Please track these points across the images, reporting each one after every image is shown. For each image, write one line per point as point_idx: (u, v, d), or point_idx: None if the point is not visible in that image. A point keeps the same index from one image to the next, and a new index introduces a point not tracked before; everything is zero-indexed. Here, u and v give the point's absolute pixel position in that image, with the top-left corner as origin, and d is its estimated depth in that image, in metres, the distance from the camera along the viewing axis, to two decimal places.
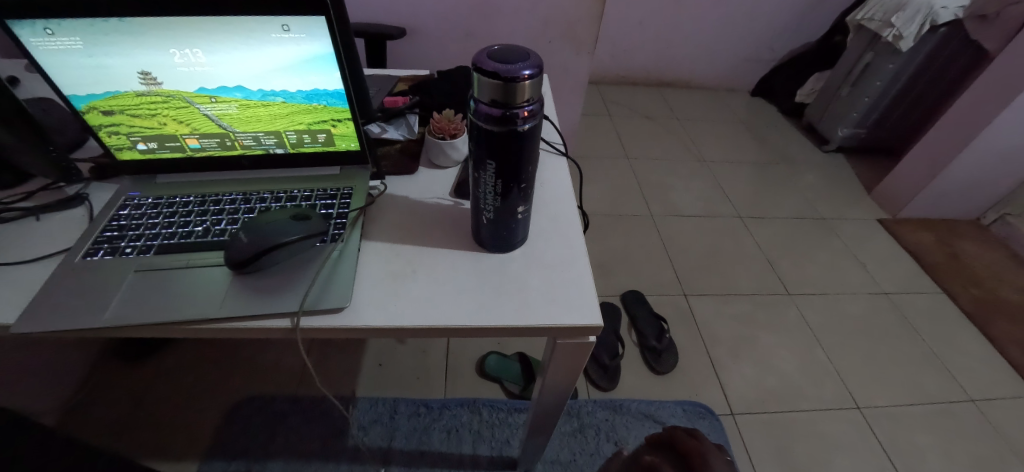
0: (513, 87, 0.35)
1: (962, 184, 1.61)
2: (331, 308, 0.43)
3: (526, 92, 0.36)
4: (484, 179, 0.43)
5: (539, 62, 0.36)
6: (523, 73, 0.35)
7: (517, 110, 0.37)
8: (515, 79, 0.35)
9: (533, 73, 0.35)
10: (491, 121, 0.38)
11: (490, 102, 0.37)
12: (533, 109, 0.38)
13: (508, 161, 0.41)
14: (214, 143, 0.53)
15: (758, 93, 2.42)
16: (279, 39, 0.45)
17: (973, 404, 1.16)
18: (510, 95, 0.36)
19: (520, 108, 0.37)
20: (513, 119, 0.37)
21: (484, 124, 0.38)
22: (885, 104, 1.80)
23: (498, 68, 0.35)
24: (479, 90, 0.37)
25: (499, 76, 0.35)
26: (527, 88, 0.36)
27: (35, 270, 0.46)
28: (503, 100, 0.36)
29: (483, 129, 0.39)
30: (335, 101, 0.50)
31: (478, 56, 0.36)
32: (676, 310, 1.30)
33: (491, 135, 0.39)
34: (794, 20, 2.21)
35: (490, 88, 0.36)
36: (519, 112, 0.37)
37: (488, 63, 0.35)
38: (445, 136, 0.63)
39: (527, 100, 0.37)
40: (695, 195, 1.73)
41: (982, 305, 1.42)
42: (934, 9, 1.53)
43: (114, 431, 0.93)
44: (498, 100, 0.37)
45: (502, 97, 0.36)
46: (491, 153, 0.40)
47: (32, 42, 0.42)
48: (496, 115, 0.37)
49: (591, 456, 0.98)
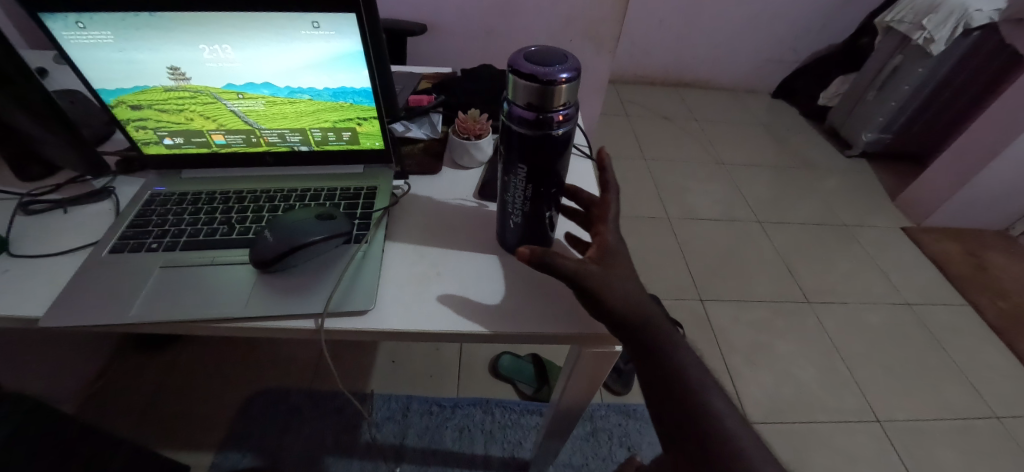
0: (551, 90, 0.34)
1: (992, 193, 1.56)
2: (356, 310, 0.42)
3: (564, 95, 0.35)
4: (514, 185, 0.43)
5: (577, 65, 0.34)
6: (561, 76, 0.33)
7: (553, 112, 0.36)
8: (552, 81, 0.33)
9: (572, 76, 0.34)
10: (527, 125, 0.37)
11: (525, 105, 0.36)
12: (570, 111, 0.37)
13: (541, 167, 0.40)
14: (240, 140, 0.53)
15: (779, 95, 2.37)
16: (308, 36, 0.44)
17: (998, 421, 1.13)
18: (547, 99, 0.35)
19: (556, 110, 0.36)
20: (550, 123, 0.36)
21: (519, 127, 0.37)
22: (912, 109, 1.75)
23: (535, 71, 0.33)
24: (514, 92, 0.36)
25: (537, 78, 0.33)
26: (565, 92, 0.35)
27: (61, 263, 0.46)
28: (541, 103, 0.35)
29: (518, 133, 0.38)
30: (362, 99, 0.50)
31: (513, 57, 0.35)
32: (692, 315, 1.28)
33: (525, 141, 0.38)
34: (820, 20, 2.16)
35: (526, 90, 0.34)
36: (555, 116, 0.36)
37: (524, 64, 0.33)
38: (470, 136, 0.61)
39: (564, 103, 0.36)
40: (713, 197, 1.70)
41: (1009, 319, 1.37)
42: (969, 12, 1.48)
43: (132, 419, 0.94)
44: (534, 103, 0.35)
45: (539, 100, 0.35)
46: (525, 159, 0.39)
47: (64, 35, 0.42)
48: (532, 118, 0.36)
49: (603, 461, 0.97)
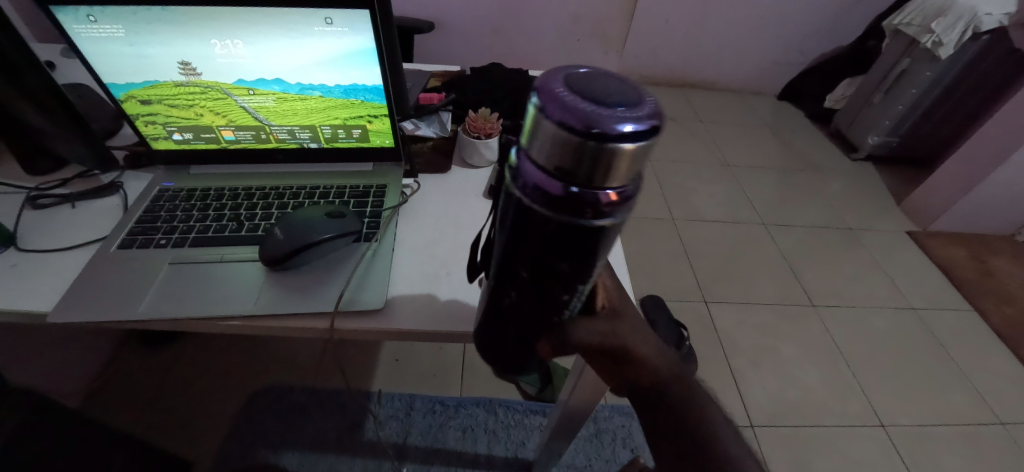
0: (605, 150, 0.14)
1: (999, 198, 1.55)
2: (366, 308, 0.42)
3: (631, 162, 0.15)
4: (505, 302, 0.23)
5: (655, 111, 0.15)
6: (626, 128, 0.14)
7: (601, 193, 0.16)
8: (609, 138, 0.14)
9: (645, 131, 0.14)
10: (543, 210, 0.17)
11: (545, 186, 0.16)
12: (631, 189, 0.17)
13: (557, 282, 0.20)
14: (249, 136, 0.52)
15: (785, 97, 2.36)
16: (321, 32, 0.44)
17: (1003, 427, 1.12)
18: (594, 172, 0.15)
19: (609, 187, 0.16)
20: (590, 214, 0.16)
21: (527, 212, 0.17)
22: (919, 113, 1.75)
23: (576, 110, 0.14)
24: (529, 149, 0.16)
25: (582, 132, 0.14)
26: (634, 160, 0.15)
27: (70, 258, 0.46)
28: (577, 177, 0.15)
29: (526, 223, 0.18)
30: (374, 97, 0.49)
31: (538, 81, 0.15)
32: (696, 317, 1.28)
33: (538, 240, 0.18)
34: (827, 22, 2.15)
35: (549, 146, 0.15)
36: (607, 200, 0.16)
37: (552, 92, 0.14)
38: (480, 135, 0.61)
39: (625, 177, 0.16)
40: (718, 199, 1.70)
41: (1014, 325, 1.37)
42: (979, 16, 1.47)
43: (135, 414, 0.94)
44: (564, 174, 0.16)
45: (577, 167, 0.15)
46: (526, 264, 0.19)
47: (76, 28, 0.42)
48: (556, 202, 0.16)
49: (607, 462, 0.96)
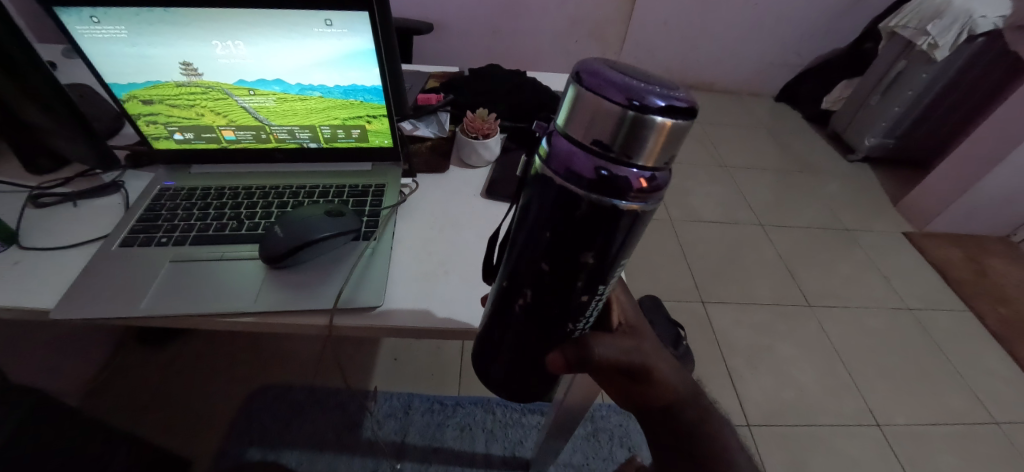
0: (638, 127, 0.18)
1: (994, 199, 1.56)
2: (364, 306, 0.43)
3: (658, 145, 0.19)
4: (525, 276, 0.25)
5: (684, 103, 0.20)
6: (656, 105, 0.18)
7: (630, 169, 0.20)
8: (644, 116, 0.18)
9: (674, 112, 0.19)
10: (578, 180, 0.20)
11: (579, 159, 0.20)
12: (657, 178, 0.20)
13: (578, 255, 0.22)
14: (250, 136, 0.53)
15: (783, 99, 2.37)
16: (321, 33, 0.45)
17: (997, 426, 1.13)
18: (625, 142, 0.19)
19: (637, 166, 0.20)
20: (619, 188, 0.20)
21: (562, 182, 0.21)
22: (915, 114, 1.76)
23: (622, 94, 0.19)
24: (569, 125, 0.20)
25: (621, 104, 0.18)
26: (660, 145, 0.19)
27: (72, 256, 0.46)
28: (613, 150, 0.19)
29: (559, 193, 0.21)
30: (373, 97, 0.50)
31: (588, 66, 0.20)
32: (693, 317, 1.29)
33: (568, 209, 0.21)
34: (824, 24, 2.16)
35: (596, 121, 0.19)
36: (633, 177, 0.20)
37: (604, 78, 0.19)
38: (478, 135, 0.61)
39: (651, 160, 0.20)
40: (716, 200, 1.71)
41: (1009, 325, 1.38)
42: (973, 18, 1.48)
43: (133, 412, 0.94)
44: (602, 148, 0.19)
45: (614, 140, 0.19)
46: (548, 252, 0.23)
47: (79, 30, 0.42)
48: (592, 173, 0.20)
49: (604, 461, 0.97)
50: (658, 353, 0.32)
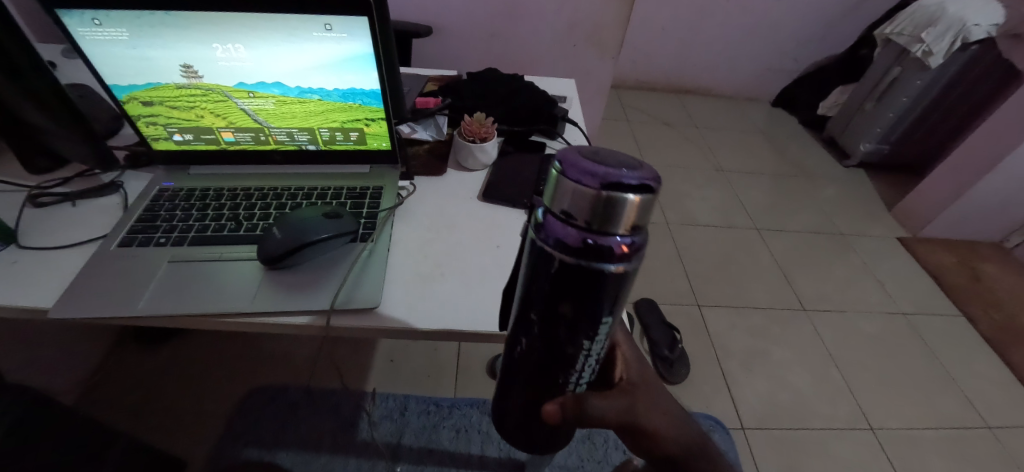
0: (610, 203, 0.18)
1: (987, 205, 1.58)
2: (362, 307, 0.43)
3: (634, 216, 0.19)
4: (522, 326, 0.26)
5: (651, 175, 0.19)
6: (628, 186, 0.18)
7: (610, 237, 0.19)
8: (618, 194, 0.18)
9: (645, 189, 0.19)
10: (561, 246, 0.20)
11: (560, 234, 0.20)
12: (637, 240, 0.20)
13: (569, 311, 0.23)
14: (249, 138, 0.53)
15: (779, 104, 2.39)
16: (320, 37, 0.45)
17: (989, 431, 1.14)
18: (602, 218, 0.19)
19: (618, 234, 0.19)
20: (602, 255, 0.20)
21: (547, 248, 0.21)
22: (910, 120, 1.77)
23: (595, 171, 0.18)
24: (551, 202, 0.20)
25: (591, 187, 0.18)
26: (635, 215, 0.19)
27: (70, 256, 0.47)
28: (590, 223, 0.19)
29: (545, 256, 0.21)
30: (371, 101, 0.51)
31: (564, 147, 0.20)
32: (688, 321, 1.29)
33: (554, 270, 0.21)
34: (820, 30, 2.18)
35: (572, 197, 0.19)
36: (614, 245, 0.20)
37: (577, 160, 0.19)
38: (475, 139, 0.62)
39: (630, 227, 0.19)
40: (712, 204, 1.72)
41: (1001, 330, 1.39)
42: (967, 26, 1.49)
43: (129, 412, 0.94)
44: (579, 221, 0.19)
45: (591, 215, 0.19)
46: (541, 306, 0.23)
47: (80, 31, 0.43)
48: (573, 241, 0.20)
49: (599, 463, 0.97)
50: (653, 409, 0.33)
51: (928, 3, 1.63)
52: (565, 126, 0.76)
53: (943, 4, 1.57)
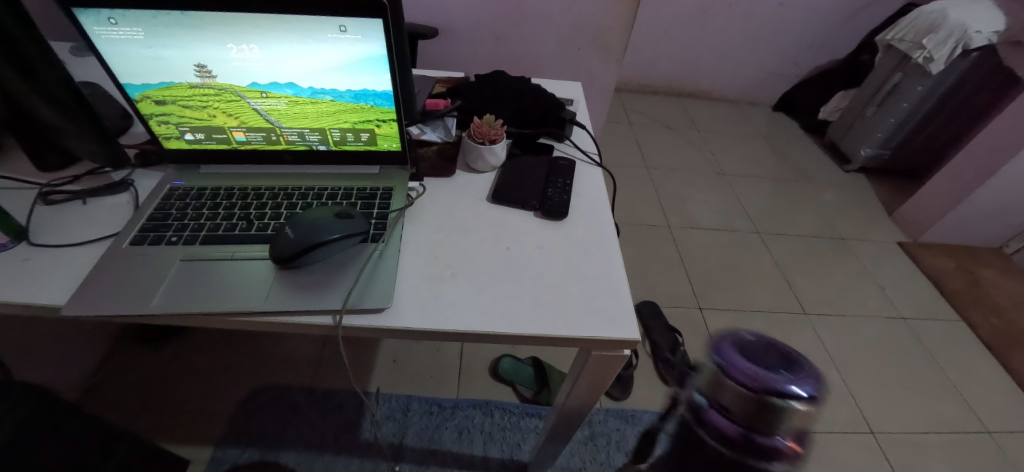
0: (775, 408, 0.21)
1: (987, 211, 1.59)
2: (374, 307, 0.43)
3: (793, 420, 0.22)
4: None
5: (810, 383, 0.22)
6: (793, 395, 0.21)
7: (774, 439, 0.22)
8: (786, 402, 0.21)
9: (806, 397, 0.22)
10: (725, 437, 0.23)
11: (723, 429, 0.23)
12: (794, 439, 0.23)
13: None
14: (260, 138, 0.54)
15: (780, 108, 2.40)
16: (334, 39, 0.46)
17: (989, 436, 1.14)
18: (766, 421, 0.22)
19: (781, 436, 0.22)
20: (764, 453, 0.22)
21: (706, 436, 0.23)
22: (910, 126, 1.78)
23: (752, 377, 0.22)
24: (711, 395, 0.23)
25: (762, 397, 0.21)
26: (794, 420, 0.22)
27: (82, 254, 0.47)
28: (755, 425, 0.22)
29: (702, 443, 0.24)
30: (383, 102, 0.51)
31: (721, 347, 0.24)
32: (690, 323, 1.30)
33: (711, 457, 0.23)
34: (821, 36, 2.19)
35: (738, 399, 0.22)
36: (777, 444, 0.22)
37: (742, 365, 0.22)
38: (484, 141, 0.62)
39: (789, 432, 0.22)
40: (713, 207, 1.72)
41: (1001, 335, 1.39)
42: (968, 33, 1.50)
43: (131, 411, 0.94)
44: (742, 420, 0.22)
45: (749, 415, 0.22)
46: None
47: (96, 30, 0.43)
48: (733, 435, 0.23)
49: (601, 465, 0.98)
50: None
51: (929, 10, 1.64)
52: (573, 128, 0.76)
53: (944, 11, 1.58)
